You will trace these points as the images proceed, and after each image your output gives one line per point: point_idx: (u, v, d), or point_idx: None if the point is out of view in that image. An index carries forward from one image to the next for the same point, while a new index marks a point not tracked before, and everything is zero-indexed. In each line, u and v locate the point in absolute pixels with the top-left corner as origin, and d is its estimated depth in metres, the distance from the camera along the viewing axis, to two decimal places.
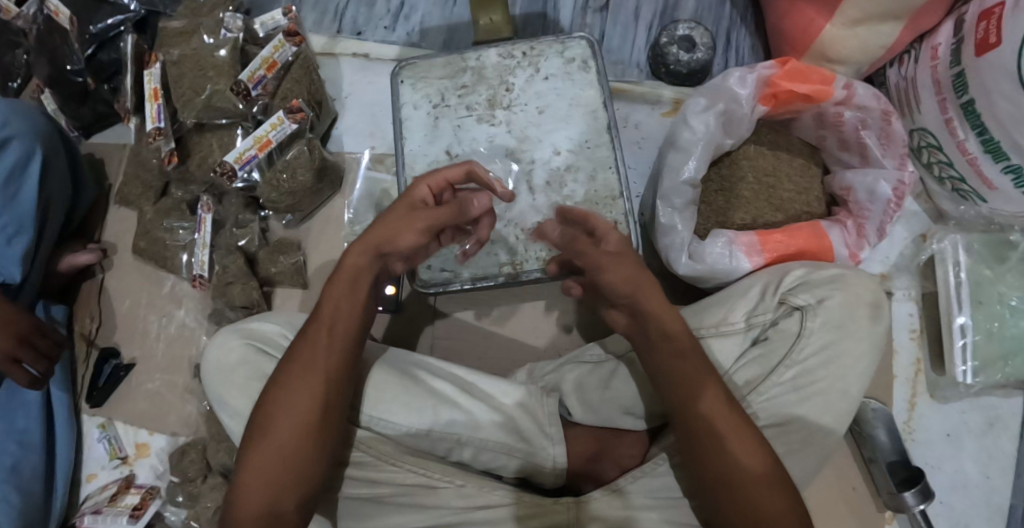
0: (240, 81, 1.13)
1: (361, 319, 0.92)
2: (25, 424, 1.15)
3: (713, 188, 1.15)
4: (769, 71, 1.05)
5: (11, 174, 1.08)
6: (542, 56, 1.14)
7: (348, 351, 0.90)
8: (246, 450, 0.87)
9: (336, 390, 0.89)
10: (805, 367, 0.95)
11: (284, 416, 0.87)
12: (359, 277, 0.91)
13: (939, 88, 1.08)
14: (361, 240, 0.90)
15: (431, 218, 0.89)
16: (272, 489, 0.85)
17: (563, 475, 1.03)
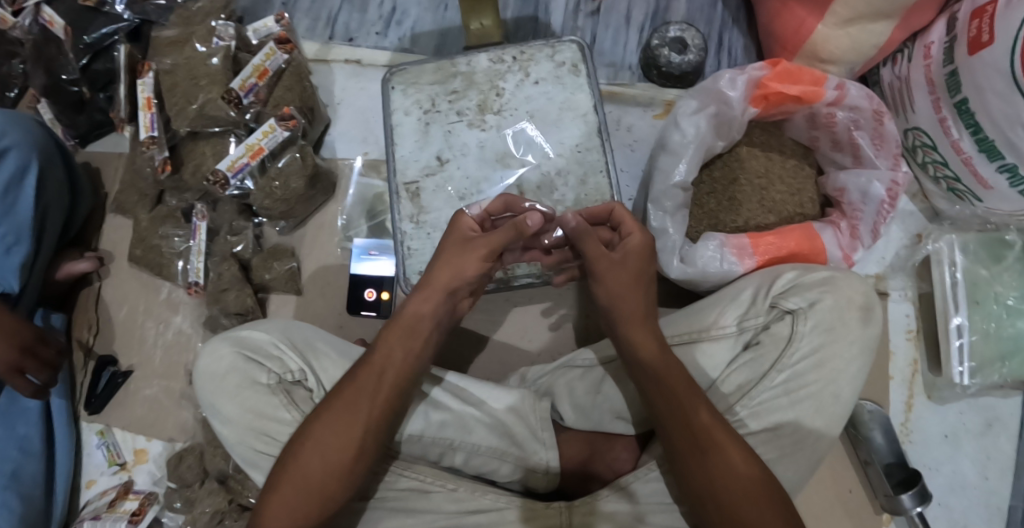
0: (231, 89, 1.14)
1: (414, 366, 0.93)
2: (25, 431, 1.16)
3: (705, 189, 1.14)
4: (760, 72, 1.04)
5: (9, 185, 1.09)
6: (533, 60, 1.13)
7: (392, 399, 0.91)
8: (275, 477, 0.88)
9: (372, 436, 0.89)
10: (796, 371, 0.95)
11: (317, 455, 0.88)
12: (417, 325, 0.93)
13: (933, 87, 1.07)
14: (429, 285, 0.93)
15: (492, 242, 0.93)
16: (294, 520, 0.86)
17: (555, 480, 1.03)
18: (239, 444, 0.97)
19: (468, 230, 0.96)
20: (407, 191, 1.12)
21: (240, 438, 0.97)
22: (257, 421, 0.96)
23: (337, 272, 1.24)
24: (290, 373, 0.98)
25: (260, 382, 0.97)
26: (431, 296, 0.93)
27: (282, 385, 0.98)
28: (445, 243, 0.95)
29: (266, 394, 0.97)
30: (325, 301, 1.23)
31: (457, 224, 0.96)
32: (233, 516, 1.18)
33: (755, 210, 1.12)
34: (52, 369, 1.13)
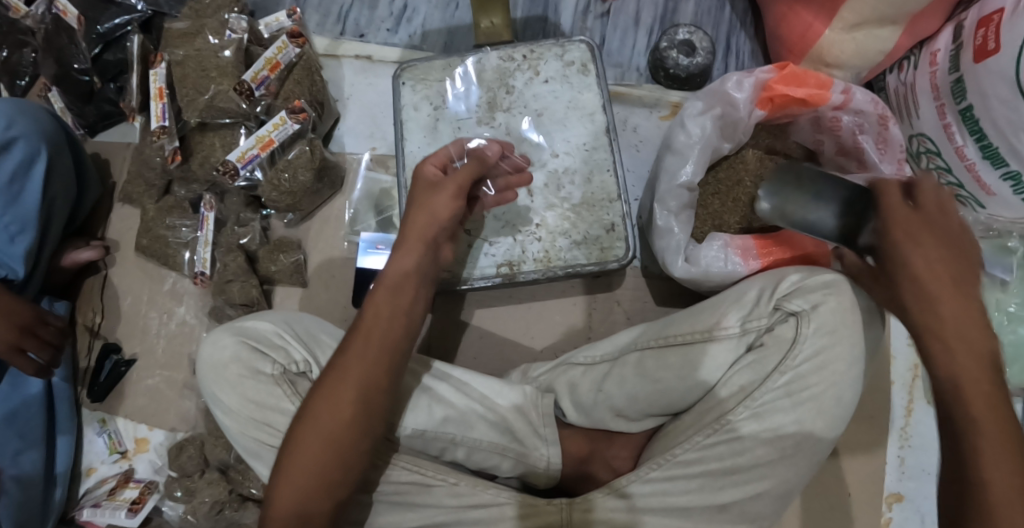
0: (243, 81, 1.14)
1: (400, 327, 0.92)
2: (26, 417, 1.16)
3: (713, 188, 1.14)
4: (767, 75, 1.05)
5: (14, 176, 1.10)
6: (541, 59, 1.14)
7: (381, 362, 0.90)
8: (280, 453, 0.90)
9: (363, 401, 0.89)
10: (799, 373, 0.95)
11: (312, 424, 0.88)
12: (400, 283, 0.93)
13: (937, 93, 1.08)
14: (406, 239, 0.94)
15: (458, 180, 0.95)
16: (298, 492, 0.87)
17: (556, 476, 1.04)
18: (242, 435, 0.98)
19: (433, 176, 0.97)
20: None
21: (242, 429, 0.98)
22: (258, 412, 0.97)
23: (341, 265, 1.25)
24: (294, 364, 0.99)
25: (264, 372, 0.98)
26: (410, 249, 0.93)
27: (285, 375, 0.98)
28: (414, 193, 0.97)
29: (268, 385, 0.97)
30: (330, 294, 1.24)
31: (420, 174, 0.97)
32: (233, 505, 1.19)
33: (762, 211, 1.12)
34: (53, 348, 1.14)
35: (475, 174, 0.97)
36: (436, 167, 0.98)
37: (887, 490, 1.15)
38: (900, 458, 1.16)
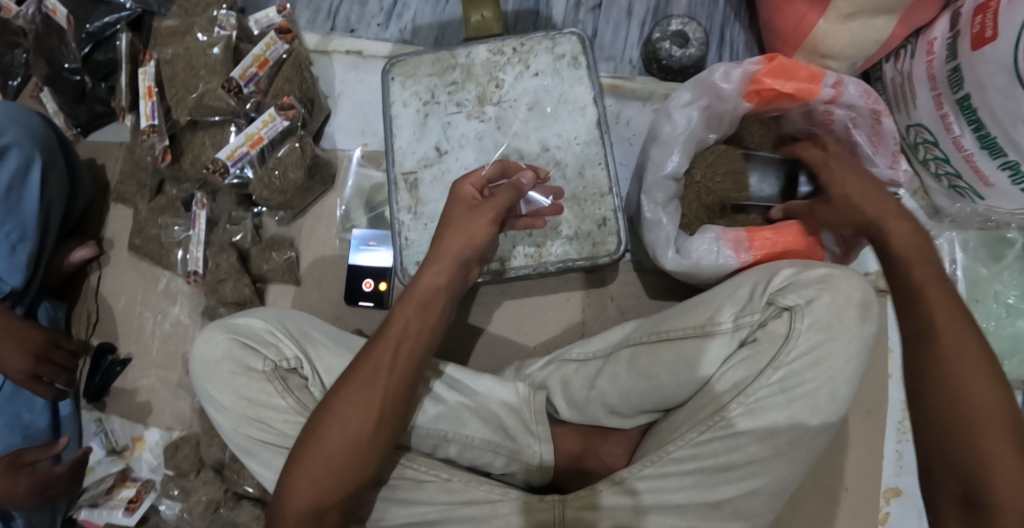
0: (231, 78, 1.14)
1: (428, 340, 0.93)
2: (32, 417, 1.17)
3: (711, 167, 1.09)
4: (756, 67, 1.04)
5: (12, 182, 1.09)
6: (532, 53, 1.13)
7: (408, 374, 0.91)
8: (297, 452, 0.91)
9: (388, 410, 0.90)
10: (792, 369, 0.94)
11: (336, 430, 0.90)
12: (431, 299, 0.93)
13: (934, 83, 1.06)
14: (439, 256, 0.93)
15: (497, 205, 0.94)
16: (317, 490, 0.89)
17: (549, 473, 1.04)
18: (233, 432, 0.98)
19: (471, 197, 0.97)
20: (406, 181, 1.12)
21: (234, 425, 0.98)
22: (251, 409, 0.97)
23: (334, 262, 1.24)
24: (285, 361, 0.98)
25: (256, 369, 0.98)
26: (443, 267, 0.93)
27: (276, 372, 0.98)
28: (451, 211, 0.95)
29: (260, 381, 0.97)
30: (323, 292, 1.23)
31: (458, 193, 0.96)
32: (228, 505, 1.19)
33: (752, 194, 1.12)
34: (66, 371, 1.15)
35: (510, 200, 0.96)
36: (473, 187, 0.97)
37: (885, 485, 1.14)
38: (898, 452, 1.15)
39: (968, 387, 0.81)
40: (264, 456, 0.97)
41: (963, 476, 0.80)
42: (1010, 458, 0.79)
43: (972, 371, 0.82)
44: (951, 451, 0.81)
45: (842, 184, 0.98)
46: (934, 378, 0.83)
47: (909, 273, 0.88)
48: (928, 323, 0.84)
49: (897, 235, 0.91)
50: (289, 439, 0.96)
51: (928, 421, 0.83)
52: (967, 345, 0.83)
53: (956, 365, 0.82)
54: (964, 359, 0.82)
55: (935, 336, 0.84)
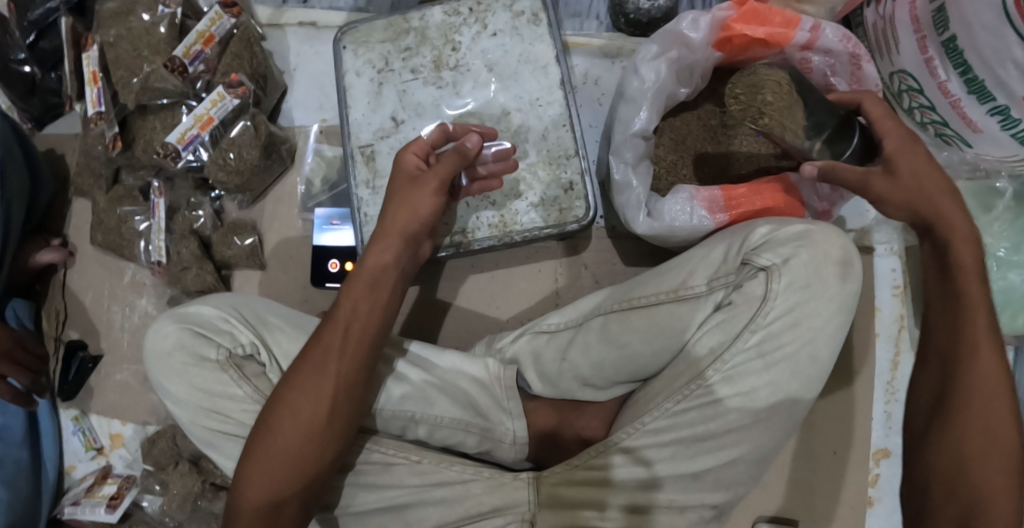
0: (174, 57, 1.09)
1: (380, 320, 0.92)
2: (8, 420, 1.18)
3: (754, 87, 0.95)
4: (726, 13, 0.97)
5: None
6: (489, 11, 1.07)
7: (360, 356, 0.90)
8: (250, 445, 0.88)
9: (342, 395, 0.89)
10: (770, 331, 0.89)
11: (289, 419, 0.88)
12: (380, 277, 0.92)
13: (918, 25, 0.99)
14: (385, 232, 0.93)
15: (442, 174, 0.92)
16: (273, 484, 0.86)
17: (523, 450, 1.00)
18: (192, 424, 0.94)
19: (415, 168, 0.95)
20: (362, 154, 1.07)
21: (192, 417, 0.94)
22: (206, 400, 0.93)
23: (298, 244, 1.20)
24: (239, 348, 0.94)
25: (208, 358, 0.93)
26: (389, 242, 0.92)
27: (231, 360, 0.94)
28: (394, 185, 0.95)
29: (214, 370, 0.93)
30: (289, 276, 1.19)
31: (401, 164, 0.95)
32: (207, 496, 1.19)
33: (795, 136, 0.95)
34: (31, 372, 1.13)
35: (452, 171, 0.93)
36: (417, 157, 0.96)
37: (874, 447, 1.09)
38: (887, 413, 1.09)
39: (984, 415, 0.82)
40: (225, 448, 0.94)
41: (966, 502, 0.81)
42: (1004, 478, 0.81)
43: (992, 394, 0.82)
44: (964, 476, 0.82)
45: (908, 161, 0.88)
46: (965, 395, 0.83)
47: (966, 293, 0.84)
48: (967, 340, 0.84)
49: (963, 247, 0.85)
50: (248, 429, 0.93)
51: (953, 436, 0.82)
52: (998, 367, 0.83)
53: (981, 384, 0.82)
54: (990, 380, 0.83)
55: (975, 358, 0.83)
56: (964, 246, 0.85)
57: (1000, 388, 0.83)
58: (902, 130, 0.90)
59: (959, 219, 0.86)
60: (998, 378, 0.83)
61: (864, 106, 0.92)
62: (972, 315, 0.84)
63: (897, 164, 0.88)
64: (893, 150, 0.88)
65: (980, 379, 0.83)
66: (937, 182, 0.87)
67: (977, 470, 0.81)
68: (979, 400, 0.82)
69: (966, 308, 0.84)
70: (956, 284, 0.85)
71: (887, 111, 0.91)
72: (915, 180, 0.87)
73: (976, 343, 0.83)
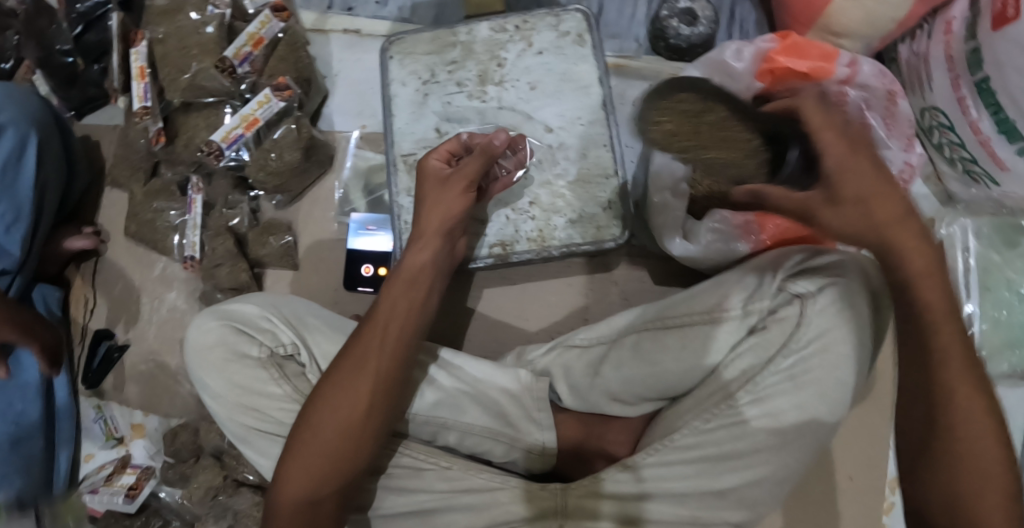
0: (225, 58, 1.11)
1: (417, 318, 0.94)
2: (21, 404, 1.14)
3: (701, 111, 0.98)
4: (768, 45, 1.01)
5: (9, 159, 1.09)
6: (535, 30, 1.10)
7: (398, 356, 0.91)
8: (290, 440, 0.90)
9: (381, 394, 0.90)
10: (802, 357, 0.91)
11: (328, 414, 0.89)
12: (418, 276, 0.95)
13: (952, 64, 1.02)
14: (422, 234, 0.97)
15: (468, 174, 0.97)
16: (313, 478, 0.88)
17: (550, 461, 1.01)
18: (228, 420, 0.96)
19: (439, 170, 0.99)
20: (405, 162, 1.09)
21: (229, 414, 0.96)
22: (245, 396, 0.95)
23: (331, 247, 1.22)
24: (281, 347, 0.97)
25: (250, 356, 0.96)
26: (428, 241, 0.96)
27: (273, 358, 0.97)
28: (424, 188, 0.99)
29: (255, 367, 0.96)
30: (320, 277, 1.21)
31: (426, 169, 0.99)
32: (227, 491, 1.18)
33: (755, 154, 0.96)
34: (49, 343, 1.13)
35: (478, 169, 0.97)
36: (441, 161, 1.00)
37: (892, 474, 1.11)
38: None
39: (970, 453, 0.81)
40: (260, 445, 0.96)
41: None
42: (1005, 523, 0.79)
43: (976, 419, 0.81)
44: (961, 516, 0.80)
45: (853, 185, 0.80)
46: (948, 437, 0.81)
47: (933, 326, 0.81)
48: (935, 373, 0.81)
49: (926, 282, 0.81)
50: (284, 427, 0.94)
51: (946, 478, 0.81)
52: (986, 412, 0.81)
53: (965, 416, 0.81)
54: (974, 411, 0.81)
55: (953, 406, 0.81)
56: (928, 278, 0.81)
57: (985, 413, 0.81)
58: (857, 149, 0.80)
59: (918, 250, 0.80)
60: (983, 405, 0.81)
61: (801, 114, 0.84)
62: (942, 346, 0.81)
63: (843, 191, 0.80)
64: (834, 172, 0.80)
65: (960, 409, 0.81)
66: (885, 209, 0.79)
67: (974, 513, 0.80)
68: (961, 433, 0.81)
69: (936, 340, 0.81)
70: (920, 315, 0.82)
71: (827, 120, 0.82)
72: (874, 210, 0.79)
73: (946, 376, 0.81)
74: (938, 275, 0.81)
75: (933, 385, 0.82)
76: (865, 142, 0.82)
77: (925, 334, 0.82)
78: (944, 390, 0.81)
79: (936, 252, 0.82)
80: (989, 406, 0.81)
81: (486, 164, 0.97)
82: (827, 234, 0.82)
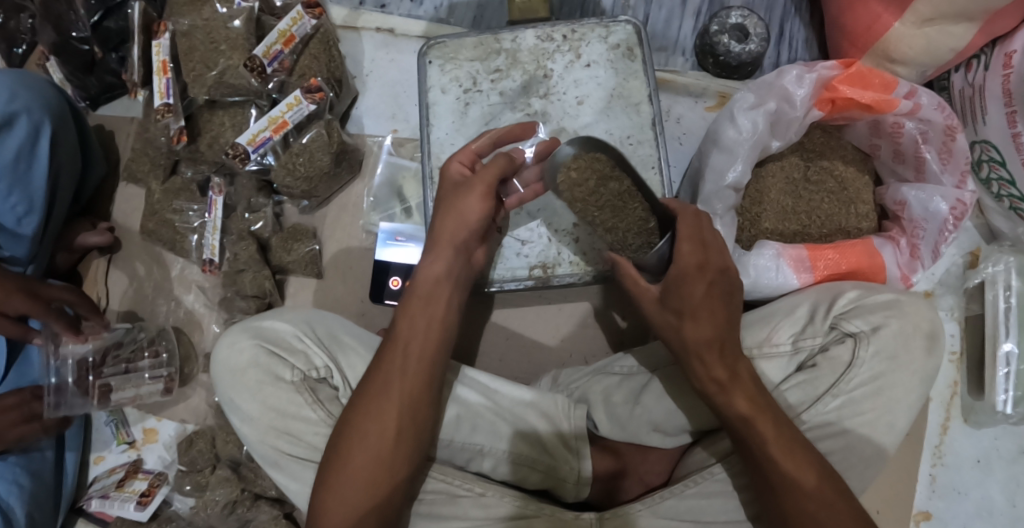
0: (254, 57, 1.05)
1: (441, 335, 0.90)
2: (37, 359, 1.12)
3: (603, 176, 0.92)
4: (830, 72, 0.99)
5: (18, 156, 1.02)
6: (584, 41, 1.05)
7: (422, 375, 0.88)
8: (325, 469, 0.87)
9: (407, 417, 0.87)
10: (852, 397, 0.89)
11: (355, 440, 0.86)
12: (434, 291, 0.91)
13: (1010, 99, 0.99)
14: (434, 244, 0.92)
15: (486, 179, 0.92)
16: (349, 510, 0.84)
17: (585, 489, 0.99)
18: (260, 444, 0.93)
19: (459, 176, 0.94)
20: None
21: (261, 437, 0.93)
22: (279, 421, 0.93)
23: (358, 256, 1.18)
24: (315, 370, 0.94)
25: (284, 379, 0.93)
26: (441, 253, 0.91)
27: (306, 382, 0.94)
28: (442, 194, 0.94)
29: (289, 392, 0.93)
30: (346, 287, 1.17)
31: (446, 173, 0.94)
32: (245, 504, 1.14)
33: (631, 233, 0.94)
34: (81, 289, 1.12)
35: (499, 174, 0.92)
36: (465, 165, 0.95)
37: (915, 508, 1.10)
38: (932, 476, 1.11)
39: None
40: (291, 470, 0.93)
41: None
42: None
43: (839, 509, 0.79)
44: None
45: (679, 291, 0.84)
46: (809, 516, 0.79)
47: (756, 422, 0.82)
48: (773, 462, 0.81)
49: (694, 358, 0.84)
50: (319, 453, 0.92)
51: None
52: (811, 480, 0.80)
53: (802, 495, 0.80)
54: (826, 501, 0.80)
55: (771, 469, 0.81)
56: (733, 382, 0.83)
57: (844, 503, 0.80)
58: (704, 271, 0.84)
59: (727, 358, 0.84)
60: (834, 493, 0.80)
61: (678, 227, 0.86)
62: (759, 433, 0.82)
63: (672, 299, 0.85)
64: (671, 278, 0.85)
65: (815, 495, 0.80)
66: (703, 329, 0.83)
67: None
68: (801, 520, 0.79)
69: (753, 434, 0.82)
70: (729, 413, 0.83)
71: (699, 234, 0.86)
72: (695, 323, 0.83)
73: (780, 468, 0.80)
74: (749, 375, 0.84)
75: (772, 476, 0.81)
76: (719, 271, 0.85)
77: (743, 430, 0.82)
78: (789, 480, 0.80)
79: (735, 355, 0.85)
80: (794, 474, 0.80)
81: (508, 167, 0.92)
82: (675, 341, 0.86)
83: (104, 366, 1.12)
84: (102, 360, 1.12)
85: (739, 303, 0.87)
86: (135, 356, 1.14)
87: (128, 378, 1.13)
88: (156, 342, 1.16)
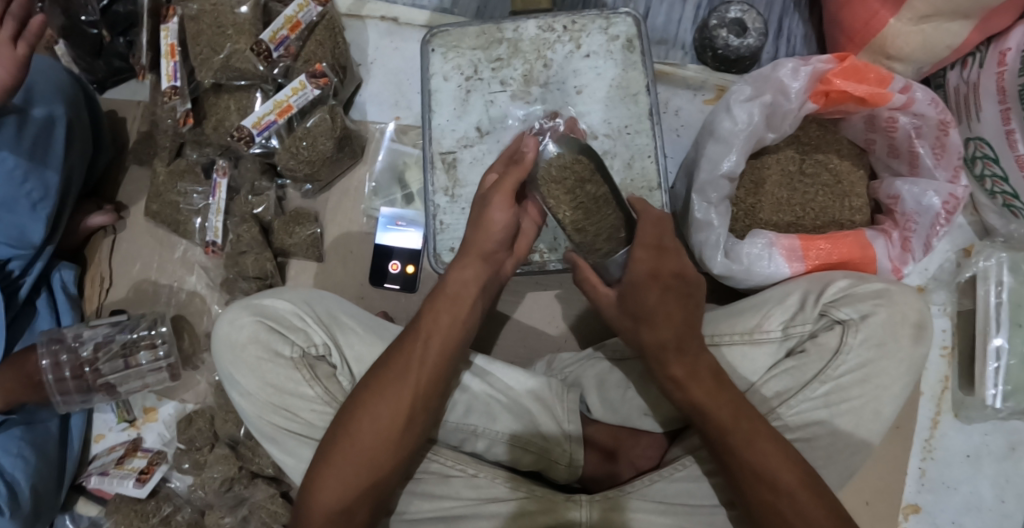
0: (261, 41, 1.06)
1: (461, 333, 0.90)
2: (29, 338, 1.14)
3: (583, 178, 0.86)
4: (826, 65, 1.00)
5: (36, 143, 1.05)
6: (584, 31, 1.07)
7: (441, 368, 0.89)
8: (327, 446, 0.89)
9: (420, 406, 0.88)
10: (840, 384, 0.90)
11: (366, 424, 0.87)
12: (461, 293, 0.90)
13: (1003, 96, 1.00)
14: (464, 252, 0.90)
15: (508, 186, 0.88)
16: (349, 487, 0.86)
17: (576, 472, 1.01)
18: (257, 419, 0.96)
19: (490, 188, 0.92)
20: (443, 160, 1.08)
21: (259, 412, 0.96)
22: (276, 396, 0.95)
23: (359, 240, 1.20)
24: (313, 347, 0.97)
25: (283, 355, 0.96)
26: (471, 261, 0.89)
27: (305, 359, 0.96)
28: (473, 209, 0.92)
29: (289, 368, 0.96)
30: (347, 270, 1.19)
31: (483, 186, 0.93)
32: (242, 482, 1.15)
33: (600, 238, 0.91)
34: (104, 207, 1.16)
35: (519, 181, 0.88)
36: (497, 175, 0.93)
37: (904, 501, 1.11)
38: (921, 470, 1.12)
39: (800, 516, 0.80)
40: (288, 445, 0.96)
41: None
42: None
43: (800, 497, 0.80)
44: None
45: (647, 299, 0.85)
46: (773, 505, 0.81)
47: (715, 414, 0.83)
48: (732, 452, 0.82)
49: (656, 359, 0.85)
50: (315, 429, 0.95)
51: None
52: (774, 469, 0.81)
53: (765, 482, 0.81)
54: (789, 490, 0.81)
55: (731, 458, 0.83)
56: (690, 379, 0.84)
57: (808, 494, 0.81)
58: (657, 278, 0.86)
59: (688, 355, 0.84)
60: (798, 483, 0.81)
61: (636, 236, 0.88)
62: (717, 425, 0.83)
63: (631, 304, 0.86)
64: (627, 287, 0.87)
65: (774, 483, 0.81)
66: (660, 330, 0.84)
67: None
68: (760, 508, 0.81)
69: (710, 423, 0.83)
70: (691, 408, 0.85)
71: (658, 241, 0.88)
72: (651, 328, 0.85)
73: (740, 456, 0.82)
74: (710, 370, 0.85)
75: (730, 466, 0.82)
76: (675, 276, 0.86)
77: (701, 422, 0.84)
78: (747, 467, 0.82)
79: (700, 353, 0.85)
80: (760, 463, 0.82)
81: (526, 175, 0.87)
82: (633, 344, 0.88)
83: (101, 363, 1.12)
84: (97, 358, 1.12)
85: (700, 301, 0.87)
86: (131, 349, 1.13)
87: (128, 374, 1.13)
88: (154, 335, 1.15)
